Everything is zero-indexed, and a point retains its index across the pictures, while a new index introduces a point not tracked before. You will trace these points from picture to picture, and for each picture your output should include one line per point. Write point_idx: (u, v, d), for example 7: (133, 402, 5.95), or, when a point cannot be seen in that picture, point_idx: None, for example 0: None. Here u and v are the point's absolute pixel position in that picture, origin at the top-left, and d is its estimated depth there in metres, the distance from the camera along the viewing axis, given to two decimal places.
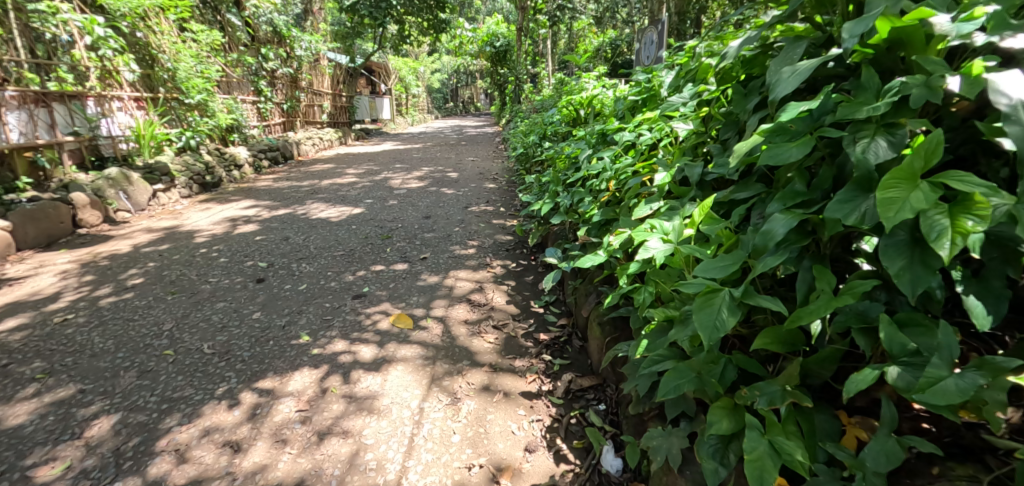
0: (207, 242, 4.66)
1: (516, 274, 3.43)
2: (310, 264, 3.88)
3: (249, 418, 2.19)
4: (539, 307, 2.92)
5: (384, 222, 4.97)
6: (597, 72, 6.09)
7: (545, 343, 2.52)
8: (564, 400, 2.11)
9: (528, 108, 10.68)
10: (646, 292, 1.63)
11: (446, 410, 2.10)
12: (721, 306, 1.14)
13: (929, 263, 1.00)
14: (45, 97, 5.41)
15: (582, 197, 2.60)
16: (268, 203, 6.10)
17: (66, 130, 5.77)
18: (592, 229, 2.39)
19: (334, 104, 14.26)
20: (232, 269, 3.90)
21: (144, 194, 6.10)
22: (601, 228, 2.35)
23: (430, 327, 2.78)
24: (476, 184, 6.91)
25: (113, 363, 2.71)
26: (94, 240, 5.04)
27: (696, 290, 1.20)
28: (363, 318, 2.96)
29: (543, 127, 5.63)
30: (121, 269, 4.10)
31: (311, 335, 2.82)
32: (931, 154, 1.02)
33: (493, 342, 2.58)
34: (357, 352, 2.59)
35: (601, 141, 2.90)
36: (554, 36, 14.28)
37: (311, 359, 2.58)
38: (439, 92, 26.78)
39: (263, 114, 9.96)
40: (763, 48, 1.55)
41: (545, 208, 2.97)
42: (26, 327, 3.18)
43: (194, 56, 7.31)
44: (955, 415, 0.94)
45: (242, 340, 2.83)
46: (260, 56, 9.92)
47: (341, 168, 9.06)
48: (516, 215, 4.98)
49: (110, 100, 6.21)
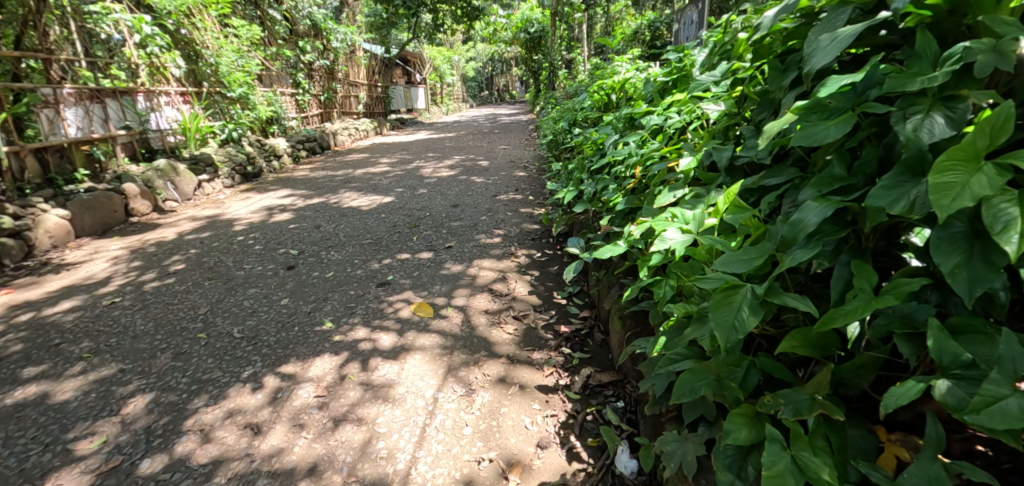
0: (245, 230, 4.70)
1: (541, 264, 3.34)
2: (341, 252, 3.84)
3: (271, 402, 2.09)
4: (562, 299, 2.82)
5: (413, 211, 4.93)
6: (630, 55, 5.91)
7: (565, 336, 2.43)
8: (581, 396, 2.02)
9: (562, 94, 10.55)
10: (667, 285, 1.54)
11: (460, 401, 2.03)
12: (741, 305, 1.02)
13: (992, 260, 0.86)
14: (99, 93, 5.59)
15: (605, 184, 2.48)
16: (303, 192, 6.17)
17: (119, 124, 5.90)
18: (616, 219, 2.28)
19: (370, 95, 14.36)
20: (265, 255, 3.87)
21: (189, 184, 6.21)
22: (624, 219, 2.24)
23: (450, 316, 2.71)
24: (506, 172, 6.84)
25: (151, 345, 2.59)
26: (143, 228, 5.12)
27: (714, 285, 1.08)
28: (385, 306, 2.87)
29: (573, 113, 5.50)
30: (165, 256, 4.13)
31: (334, 321, 2.72)
32: (998, 132, 0.87)
33: (512, 333, 2.50)
34: (377, 340, 2.50)
35: (628, 125, 2.77)
36: (588, 21, 14.05)
37: (333, 345, 2.47)
38: (472, 81, 26.72)
39: (301, 106, 10.12)
40: (806, 19, 1.41)
41: (570, 196, 2.85)
42: (78, 309, 3.15)
43: (234, 50, 7.47)
44: (1017, 440, 0.81)
45: (270, 324, 2.72)
46: (297, 48, 10.05)
47: (374, 158, 9.11)
48: (545, 203, 4.89)
49: (158, 95, 6.41)
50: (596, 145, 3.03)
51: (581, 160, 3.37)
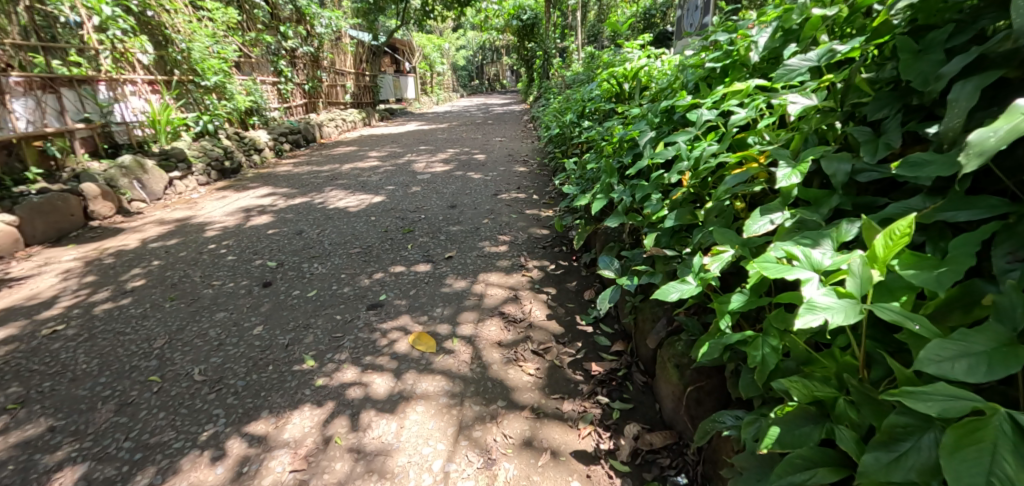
0: (218, 236, 4.19)
1: (557, 280, 2.92)
2: (327, 263, 3.34)
3: (234, 480, 1.66)
4: (587, 325, 2.38)
5: (406, 212, 4.47)
6: (639, 41, 5.48)
7: (599, 378, 2.00)
8: (631, 468, 1.61)
9: (558, 84, 10.10)
10: (767, 347, 1.16)
11: (478, 478, 1.61)
12: (1000, 450, 0.75)
13: None
14: (52, 82, 5.09)
15: (644, 194, 2.03)
16: (285, 190, 5.66)
17: (77, 116, 5.41)
18: (663, 237, 1.85)
19: (357, 84, 13.76)
20: (239, 269, 3.39)
21: (160, 183, 5.67)
22: (673, 238, 1.81)
23: (458, 350, 2.26)
24: (505, 167, 6.38)
25: (92, 391, 2.20)
26: (105, 234, 4.62)
27: (948, 414, 0.79)
28: (378, 337, 2.42)
29: (580, 103, 5.04)
30: (123, 268, 3.66)
31: (316, 358, 2.28)
32: None
33: (534, 374, 2.07)
34: (369, 384, 2.06)
35: (666, 121, 2.33)
36: (583, 7, 13.55)
37: (315, 393, 2.04)
38: (463, 70, 26.03)
39: (283, 96, 9.56)
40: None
41: (598, 206, 2.34)
42: (11, 341, 2.69)
43: (208, 35, 6.92)
44: None
45: (238, 363, 2.30)
46: (278, 34, 9.45)
47: (363, 151, 8.57)
48: (551, 204, 4.45)
49: (122, 84, 5.86)
50: (622, 142, 2.59)
51: (602, 158, 2.92)
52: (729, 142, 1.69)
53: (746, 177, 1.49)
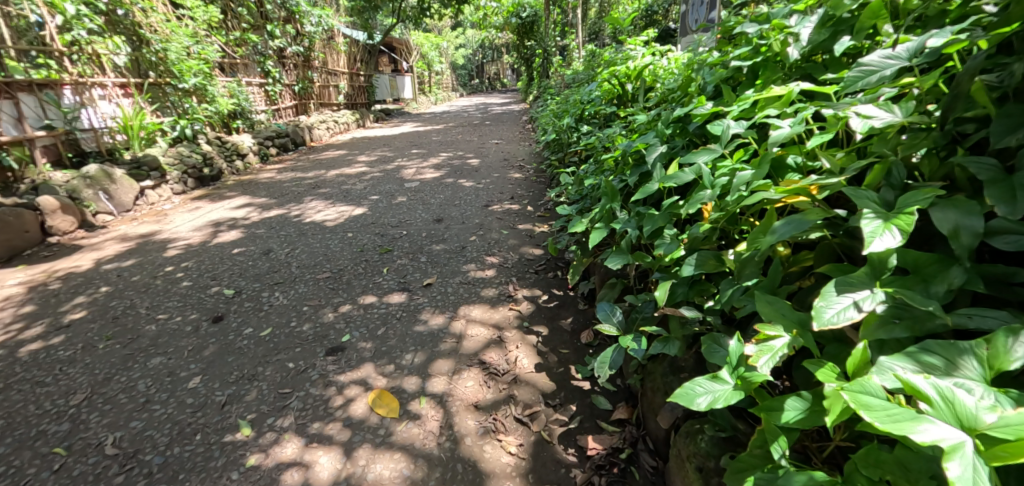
0: (178, 256, 3.61)
1: (549, 316, 2.53)
2: (292, 291, 2.93)
3: None
4: (582, 380, 2.00)
5: (387, 227, 4.05)
6: (644, 37, 5.07)
7: (595, 461, 1.63)
8: None
9: (558, 83, 9.67)
10: None
11: None
12: None
13: None
14: (10, 87, 4.67)
15: (652, 227, 1.65)
16: (262, 200, 5.21)
17: (38, 123, 4.98)
18: (679, 288, 1.49)
19: (351, 84, 13.30)
20: (190, 299, 2.89)
21: (130, 193, 5.21)
22: (692, 290, 1.46)
23: (426, 415, 1.87)
24: (499, 174, 5.96)
25: None
26: (60, 252, 4.21)
27: None
28: (333, 393, 2.01)
29: (579, 106, 4.64)
30: (64, 298, 3.12)
31: (256, 425, 1.88)
32: None
33: (516, 453, 1.69)
34: (313, 466, 1.67)
35: (681, 132, 1.95)
36: (583, 4, 13.16)
37: (245, 479, 1.65)
38: (462, 69, 25.56)
39: (271, 97, 9.13)
40: None
41: (598, 237, 1.90)
42: None
43: (187, 34, 6.49)
44: None
45: (162, 430, 1.90)
46: (265, 32, 9.02)
47: (352, 155, 8.15)
48: (546, 217, 4.04)
49: (90, 88, 5.45)
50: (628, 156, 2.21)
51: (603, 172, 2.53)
52: (768, 167, 1.36)
53: (805, 222, 1.08)
